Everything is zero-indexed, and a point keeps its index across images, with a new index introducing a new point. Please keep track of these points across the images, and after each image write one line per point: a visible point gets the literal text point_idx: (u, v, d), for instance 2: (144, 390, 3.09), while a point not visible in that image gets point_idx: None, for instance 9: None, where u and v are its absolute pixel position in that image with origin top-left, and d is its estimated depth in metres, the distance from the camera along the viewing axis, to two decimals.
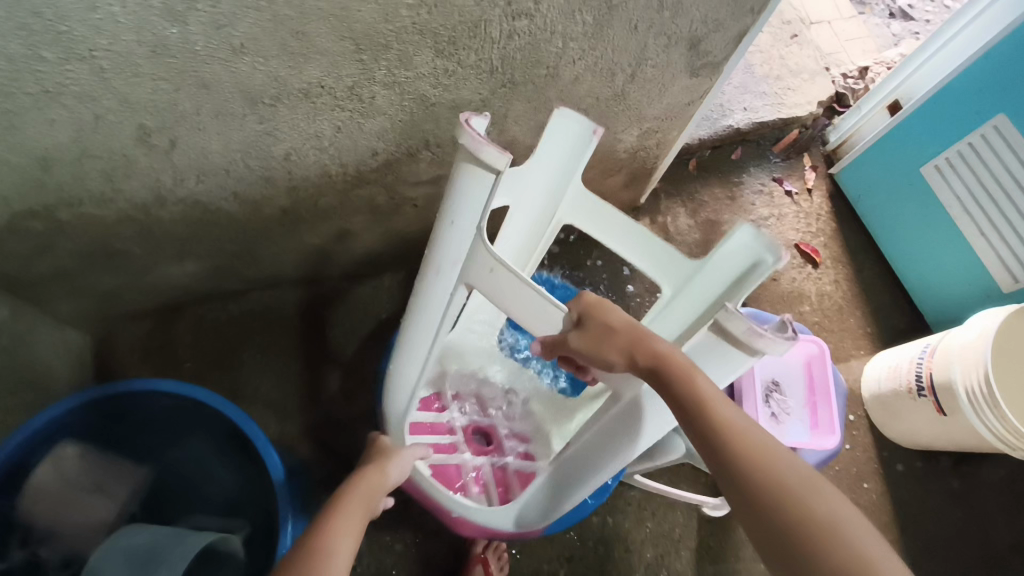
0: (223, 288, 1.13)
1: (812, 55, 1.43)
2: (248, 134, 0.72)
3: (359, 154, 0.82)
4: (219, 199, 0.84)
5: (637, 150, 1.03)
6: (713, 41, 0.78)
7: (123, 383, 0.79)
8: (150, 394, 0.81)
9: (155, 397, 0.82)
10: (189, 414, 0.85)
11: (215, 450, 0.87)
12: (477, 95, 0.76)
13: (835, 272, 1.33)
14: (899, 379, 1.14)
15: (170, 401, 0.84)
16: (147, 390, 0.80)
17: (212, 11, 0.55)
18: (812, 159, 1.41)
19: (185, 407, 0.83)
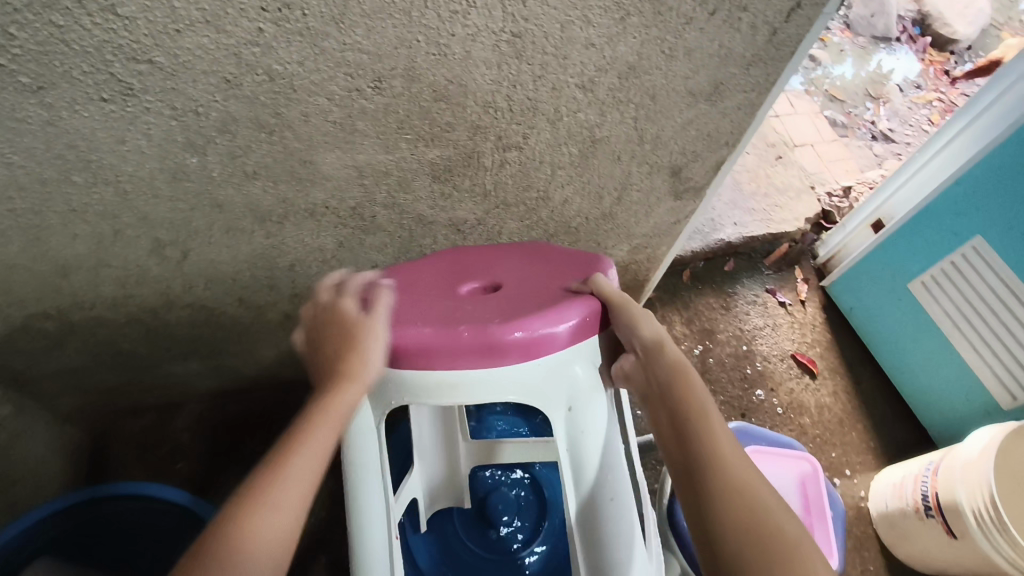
0: (222, 388, 1.15)
1: (798, 175, 1.51)
2: (256, 248, 0.77)
3: (360, 266, 0.87)
4: (225, 304, 0.88)
5: (629, 264, 1.07)
6: (693, 168, 0.84)
7: (110, 486, 0.82)
8: (126, 500, 0.83)
9: (126, 507, 0.83)
10: (149, 530, 0.85)
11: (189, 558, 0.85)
12: (472, 214, 0.82)
13: (832, 383, 1.33)
14: (905, 498, 1.11)
15: (154, 515, 0.84)
16: (130, 493, 0.82)
17: (229, 144, 0.61)
18: (803, 271, 1.45)
19: (162, 512, 0.84)
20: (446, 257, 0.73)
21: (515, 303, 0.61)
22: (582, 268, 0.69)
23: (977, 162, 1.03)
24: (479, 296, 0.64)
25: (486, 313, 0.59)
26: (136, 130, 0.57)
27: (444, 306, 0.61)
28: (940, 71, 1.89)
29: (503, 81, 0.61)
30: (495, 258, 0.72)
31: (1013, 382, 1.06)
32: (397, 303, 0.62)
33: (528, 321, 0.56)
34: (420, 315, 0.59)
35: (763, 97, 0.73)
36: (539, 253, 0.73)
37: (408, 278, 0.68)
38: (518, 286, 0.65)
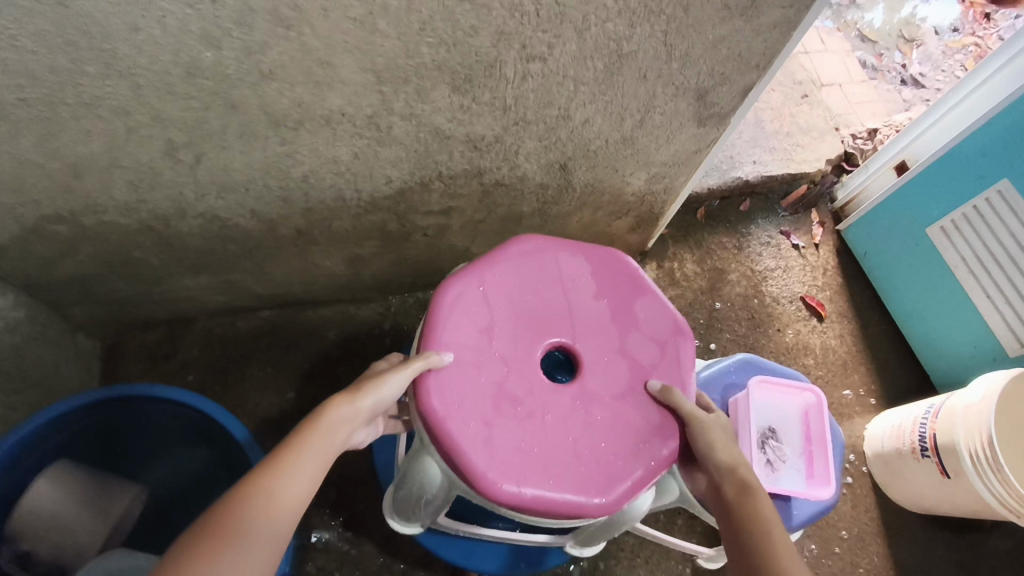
0: (232, 305, 1.15)
1: (822, 115, 1.47)
2: (269, 155, 0.76)
3: (374, 181, 0.86)
4: (237, 215, 0.87)
5: (645, 194, 1.06)
6: (720, 93, 0.82)
7: (128, 386, 0.81)
8: (146, 398, 0.83)
9: (146, 404, 0.84)
10: (154, 424, 0.87)
11: (208, 456, 0.88)
12: (491, 130, 0.80)
13: (839, 326, 1.33)
14: (902, 439, 1.12)
15: (171, 415, 0.85)
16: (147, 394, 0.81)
17: (244, 38, 0.58)
18: (819, 215, 1.43)
19: (180, 412, 0.85)
20: (510, 267, 0.73)
21: (603, 440, 0.67)
22: (664, 347, 0.73)
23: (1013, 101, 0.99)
24: (570, 405, 0.68)
25: (572, 452, 0.65)
26: (149, 17, 0.54)
27: (538, 433, 0.65)
28: (980, 14, 1.79)
29: None
30: (571, 304, 0.73)
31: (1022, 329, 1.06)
32: (496, 420, 0.65)
33: (617, 493, 0.64)
34: (523, 455, 0.64)
35: (801, 15, 0.70)
36: (620, 305, 0.74)
37: (492, 341, 0.69)
38: (604, 394, 0.69)
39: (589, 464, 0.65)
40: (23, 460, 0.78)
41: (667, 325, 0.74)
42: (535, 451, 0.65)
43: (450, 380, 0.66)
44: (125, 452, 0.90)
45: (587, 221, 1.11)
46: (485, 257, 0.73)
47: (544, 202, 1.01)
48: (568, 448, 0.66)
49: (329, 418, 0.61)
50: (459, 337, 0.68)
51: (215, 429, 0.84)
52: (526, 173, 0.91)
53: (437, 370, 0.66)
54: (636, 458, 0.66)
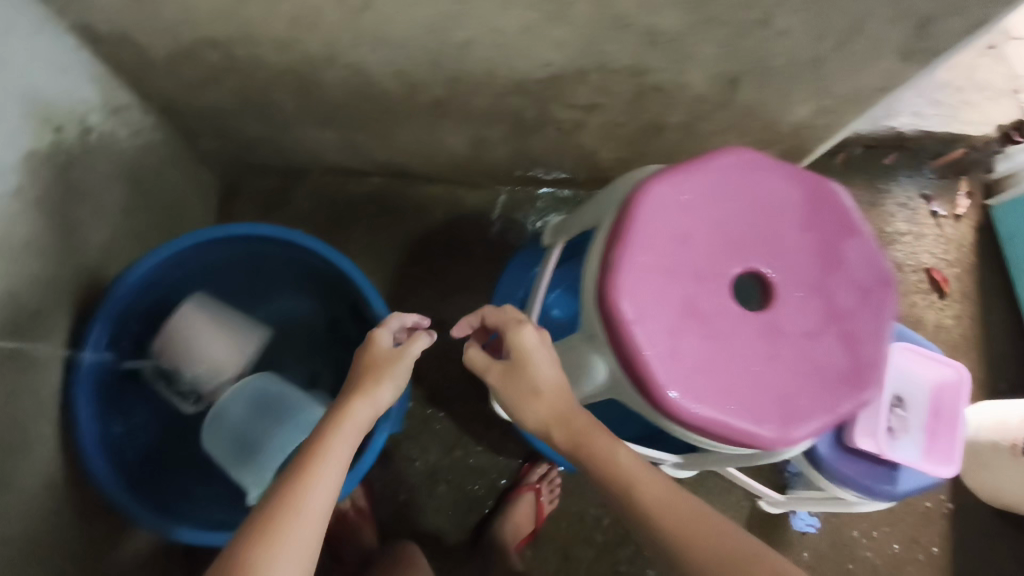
0: (348, 166, 1.14)
1: (1004, 74, 1.28)
2: (437, 14, 0.70)
3: (531, 62, 0.80)
4: (383, 73, 0.83)
5: (803, 127, 0.97)
6: (945, 23, 0.71)
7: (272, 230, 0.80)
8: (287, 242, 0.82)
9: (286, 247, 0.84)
10: (286, 265, 0.89)
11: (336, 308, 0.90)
12: (676, 26, 0.72)
13: (959, 307, 1.25)
14: (1003, 433, 1.06)
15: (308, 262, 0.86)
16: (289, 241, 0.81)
17: None
18: (969, 185, 1.30)
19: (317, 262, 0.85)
20: (718, 153, 0.57)
21: (789, 379, 0.56)
22: (875, 293, 0.59)
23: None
24: (760, 339, 0.56)
25: (753, 384, 0.55)
26: None
27: (719, 357, 0.54)
28: None
29: None
30: (777, 222, 0.59)
31: None
32: (677, 344, 0.54)
33: (792, 434, 0.55)
34: (699, 375, 0.54)
35: None
36: (831, 234, 0.59)
37: (683, 244, 0.56)
38: (799, 332, 0.57)
39: (770, 403, 0.56)
40: (165, 280, 0.82)
41: (876, 272, 0.59)
42: (718, 379, 0.54)
43: (630, 289, 0.54)
44: (264, 289, 0.93)
45: (728, 144, 1.03)
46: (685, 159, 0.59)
47: (694, 116, 0.93)
48: (752, 383, 0.55)
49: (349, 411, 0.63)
50: (646, 239, 0.55)
51: (344, 282, 0.85)
52: (690, 80, 0.84)
53: (618, 263, 0.55)
54: (824, 406, 0.56)
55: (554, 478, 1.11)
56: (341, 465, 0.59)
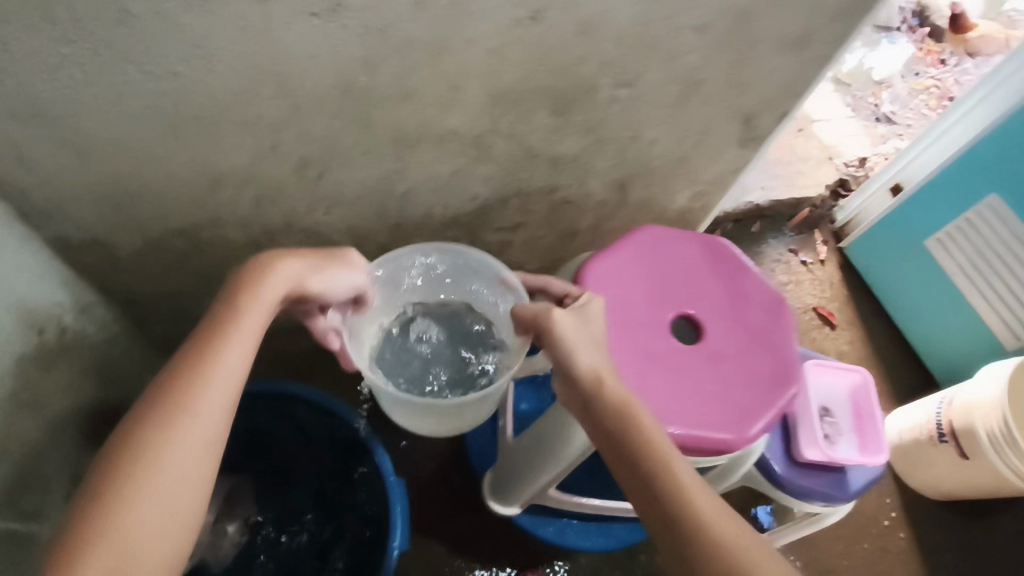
0: (300, 323, 1.21)
1: (816, 146, 1.63)
2: (382, 172, 0.85)
3: (461, 199, 0.95)
4: (334, 230, 0.95)
5: (686, 211, 1.17)
6: (764, 117, 0.95)
7: (296, 389, 0.96)
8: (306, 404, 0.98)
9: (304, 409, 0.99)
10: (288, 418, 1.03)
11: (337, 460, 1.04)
12: (573, 150, 0.90)
13: (849, 334, 1.47)
14: (919, 430, 1.23)
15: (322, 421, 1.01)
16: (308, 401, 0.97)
17: (398, 65, 0.68)
18: (823, 235, 1.58)
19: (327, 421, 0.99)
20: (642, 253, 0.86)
21: (730, 377, 0.79)
22: (777, 313, 0.84)
23: (1007, 117, 1.14)
24: (699, 357, 0.80)
25: (710, 399, 0.77)
26: (329, 46, 0.64)
27: (681, 381, 0.78)
28: (936, 61, 1.92)
29: (639, 18, 0.70)
30: (693, 280, 0.85)
31: (1018, 326, 1.21)
32: (643, 370, 0.78)
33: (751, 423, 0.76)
34: (679, 402, 0.76)
35: (836, 51, 0.84)
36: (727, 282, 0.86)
37: (637, 308, 0.82)
38: (740, 350, 0.81)
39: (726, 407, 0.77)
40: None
41: (769, 296, 0.85)
42: (683, 396, 0.77)
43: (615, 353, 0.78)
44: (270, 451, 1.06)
45: None
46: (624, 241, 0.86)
47: (599, 218, 1.11)
48: (703, 391, 0.77)
49: (224, 355, 0.59)
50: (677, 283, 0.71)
51: (335, 433, 1.00)
52: (590, 191, 1.02)
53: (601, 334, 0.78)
54: (764, 401, 0.77)
55: None
56: (231, 379, 0.59)
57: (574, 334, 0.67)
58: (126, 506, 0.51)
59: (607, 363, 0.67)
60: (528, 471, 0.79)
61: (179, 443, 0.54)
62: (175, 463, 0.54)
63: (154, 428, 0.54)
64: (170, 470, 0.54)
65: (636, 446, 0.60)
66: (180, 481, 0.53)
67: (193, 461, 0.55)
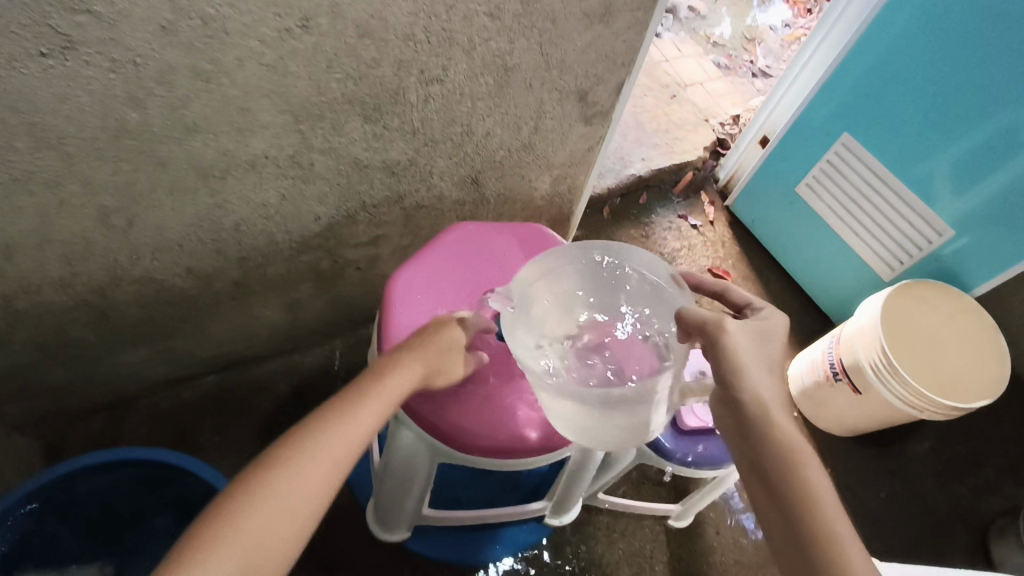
0: (176, 375, 1.15)
1: (691, 110, 1.66)
2: (200, 208, 0.80)
3: (303, 220, 0.91)
4: (172, 275, 0.89)
5: (553, 196, 1.16)
6: (597, 92, 0.94)
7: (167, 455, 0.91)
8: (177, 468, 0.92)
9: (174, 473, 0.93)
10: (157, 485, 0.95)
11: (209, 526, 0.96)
12: (405, 154, 0.88)
13: (746, 289, 1.49)
14: (816, 372, 1.26)
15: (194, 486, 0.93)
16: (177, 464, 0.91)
17: (169, 96, 0.64)
18: (709, 196, 1.62)
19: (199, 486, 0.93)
20: (455, 253, 0.87)
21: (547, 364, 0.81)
22: None
23: (849, 53, 1.17)
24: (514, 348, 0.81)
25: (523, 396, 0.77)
26: (77, 87, 0.59)
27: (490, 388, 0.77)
28: (802, 11, 1.98)
29: (420, 13, 0.68)
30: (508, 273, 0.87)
31: (890, 255, 1.25)
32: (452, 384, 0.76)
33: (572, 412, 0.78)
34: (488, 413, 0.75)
35: (646, 17, 0.83)
36: None
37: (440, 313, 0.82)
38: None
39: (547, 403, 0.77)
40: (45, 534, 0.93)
41: None
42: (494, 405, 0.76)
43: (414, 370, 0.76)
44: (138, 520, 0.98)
45: None
46: (440, 235, 0.89)
47: (464, 217, 1.09)
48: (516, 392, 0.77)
49: (351, 413, 0.60)
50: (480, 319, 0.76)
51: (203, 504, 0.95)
52: (442, 192, 1.00)
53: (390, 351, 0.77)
54: None
55: None
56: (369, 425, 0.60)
57: (743, 349, 0.64)
58: (248, 519, 0.51)
59: (775, 391, 0.64)
60: (393, 511, 0.87)
61: (313, 470, 0.55)
62: (301, 489, 0.54)
63: (282, 468, 0.54)
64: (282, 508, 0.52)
65: (790, 491, 0.58)
66: (302, 507, 0.53)
67: (301, 503, 0.54)
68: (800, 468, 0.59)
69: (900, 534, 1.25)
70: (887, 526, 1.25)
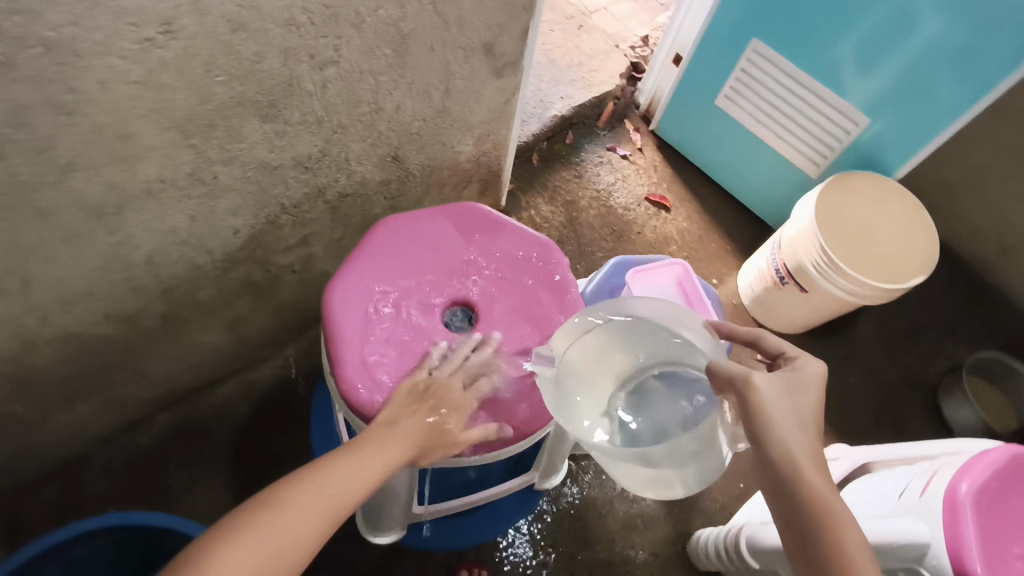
0: (125, 421, 1.08)
1: (601, 38, 1.61)
2: (102, 249, 0.73)
3: (222, 237, 0.85)
4: (91, 324, 0.82)
5: (479, 157, 1.12)
6: (503, 42, 0.89)
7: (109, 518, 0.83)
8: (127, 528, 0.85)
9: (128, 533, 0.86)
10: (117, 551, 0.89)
11: None
12: (315, 146, 0.81)
13: (685, 210, 1.50)
14: (764, 278, 1.30)
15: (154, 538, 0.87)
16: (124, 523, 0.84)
17: (30, 138, 0.56)
18: (633, 123, 1.60)
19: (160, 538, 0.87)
20: (392, 247, 0.83)
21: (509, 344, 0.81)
22: (539, 261, 0.87)
23: None
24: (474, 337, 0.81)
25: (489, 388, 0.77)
26: None
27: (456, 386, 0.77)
28: None
29: None
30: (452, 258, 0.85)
31: (814, 153, 1.27)
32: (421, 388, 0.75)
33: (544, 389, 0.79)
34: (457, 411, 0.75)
35: None
36: (489, 244, 0.87)
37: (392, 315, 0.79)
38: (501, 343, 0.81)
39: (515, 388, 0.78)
40: None
41: (534, 245, 0.88)
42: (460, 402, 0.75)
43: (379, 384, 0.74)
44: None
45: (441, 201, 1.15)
46: (369, 235, 0.84)
47: (393, 197, 1.04)
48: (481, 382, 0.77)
49: (347, 463, 0.65)
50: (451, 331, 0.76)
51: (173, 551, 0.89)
52: (364, 176, 0.94)
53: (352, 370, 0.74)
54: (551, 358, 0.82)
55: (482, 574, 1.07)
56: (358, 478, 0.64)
57: (772, 404, 0.62)
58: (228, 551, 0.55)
59: (809, 444, 0.62)
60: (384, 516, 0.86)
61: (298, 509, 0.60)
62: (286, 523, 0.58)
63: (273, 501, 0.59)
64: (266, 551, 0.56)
65: (823, 548, 0.58)
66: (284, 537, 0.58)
67: (285, 549, 0.57)
68: (830, 522, 0.58)
69: (862, 412, 1.32)
70: (849, 408, 1.33)
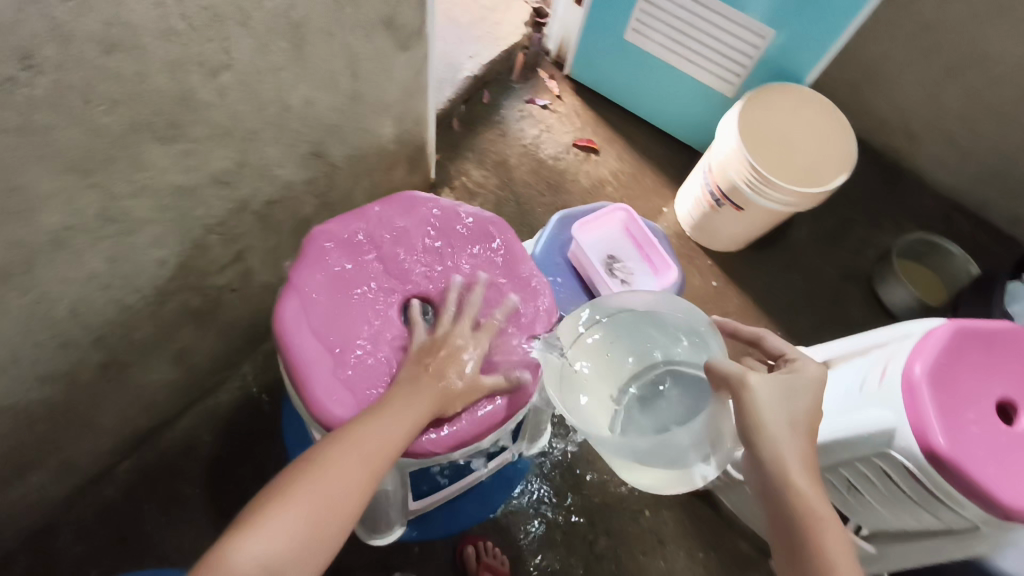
0: (87, 478, 1.02)
1: None
2: (17, 313, 0.67)
3: (148, 272, 0.79)
4: (24, 392, 0.76)
5: (401, 135, 1.08)
6: (403, 13, 0.85)
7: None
8: None
9: None
10: None
11: None
12: (228, 158, 0.76)
13: (614, 150, 1.51)
14: (701, 204, 1.33)
15: None
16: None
17: None
18: (547, 71, 1.57)
19: None
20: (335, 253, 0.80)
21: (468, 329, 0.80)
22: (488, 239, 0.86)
23: None
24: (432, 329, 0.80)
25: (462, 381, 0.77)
26: None
27: None
28: None
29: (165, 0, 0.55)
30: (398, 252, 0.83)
31: (727, 73, 1.29)
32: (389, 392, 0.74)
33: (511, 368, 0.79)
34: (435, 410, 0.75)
35: None
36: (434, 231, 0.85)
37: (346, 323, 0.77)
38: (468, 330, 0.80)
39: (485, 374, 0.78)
40: None
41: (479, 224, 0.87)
42: None
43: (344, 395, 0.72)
44: None
45: (371, 188, 1.11)
46: (307, 244, 0.80)
47: (321, 194, 0.99)
48: None
49: (378, 422, 0.65)
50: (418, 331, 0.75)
51: None
52: (287, 179, 0.89)
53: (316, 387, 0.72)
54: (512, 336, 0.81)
55: (490, 546, 1.10)
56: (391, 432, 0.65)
57: (766, 403, 0.65)
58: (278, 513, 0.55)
59: (799, 443, 0.64)
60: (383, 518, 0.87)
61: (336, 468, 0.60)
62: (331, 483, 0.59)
63: (312, 463, 0.60)
64: (306, 507, 0.56)
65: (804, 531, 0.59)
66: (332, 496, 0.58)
67: (338, 507, 0.58)
68: (812, 510, 0.60)
69: (809, 312, 1.40)
70: (797, 311, 1.39)
